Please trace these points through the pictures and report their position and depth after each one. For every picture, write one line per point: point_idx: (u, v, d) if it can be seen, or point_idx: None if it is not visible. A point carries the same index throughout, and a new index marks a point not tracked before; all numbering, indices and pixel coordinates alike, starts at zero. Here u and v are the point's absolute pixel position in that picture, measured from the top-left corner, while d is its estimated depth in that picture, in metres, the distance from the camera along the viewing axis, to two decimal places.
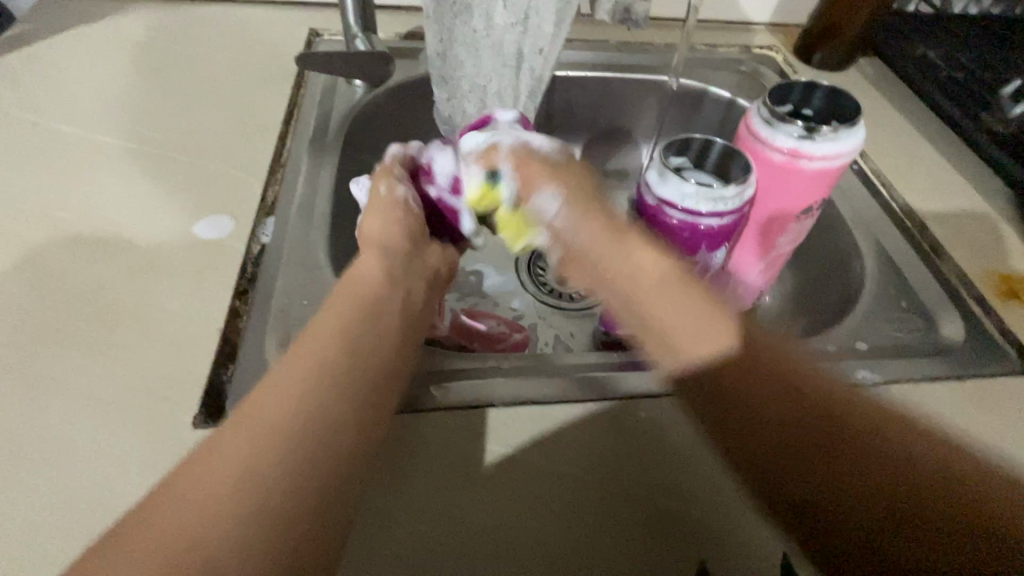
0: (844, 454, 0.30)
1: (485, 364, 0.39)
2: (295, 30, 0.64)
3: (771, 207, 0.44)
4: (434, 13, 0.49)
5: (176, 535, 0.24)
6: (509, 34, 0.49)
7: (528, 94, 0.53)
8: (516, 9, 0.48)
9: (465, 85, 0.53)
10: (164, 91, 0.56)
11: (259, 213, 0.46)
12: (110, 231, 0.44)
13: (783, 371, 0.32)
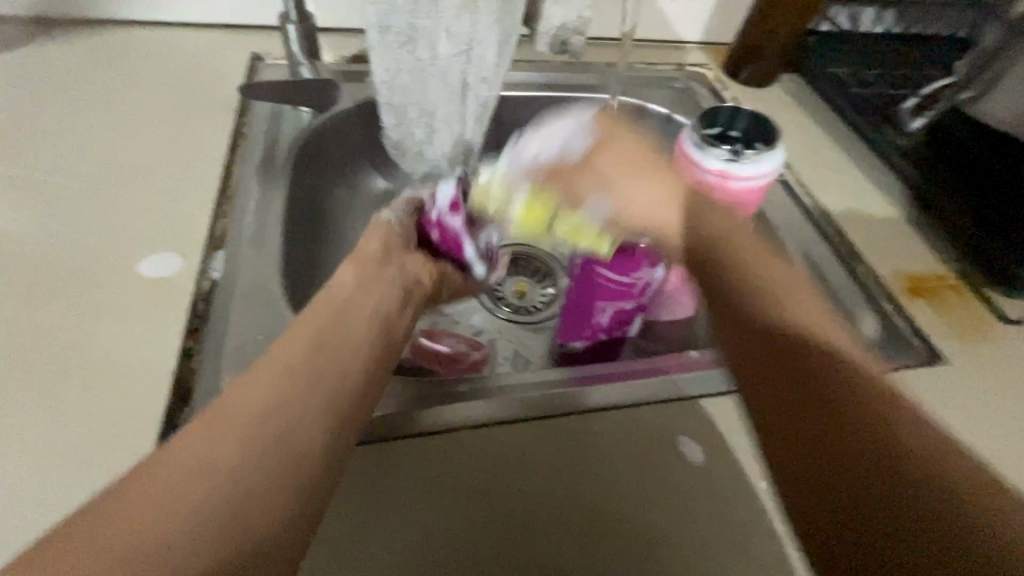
0: (843, 375, 0.30)
1: (460, 387, 0.42)
2: (237, 54, 0.62)
3: None
4: (379, 43, 0.49)
5: (137, 521, 0.24)
6: (454, 64, 0.50)
7: (475, 121, 0.54)
8: (460, 40, 0.49)
9: (413, 112, 0.53)
10: (96, 119, 0.54)
11: (207, 246, 0.45)
12: (46, 270, 0.42)
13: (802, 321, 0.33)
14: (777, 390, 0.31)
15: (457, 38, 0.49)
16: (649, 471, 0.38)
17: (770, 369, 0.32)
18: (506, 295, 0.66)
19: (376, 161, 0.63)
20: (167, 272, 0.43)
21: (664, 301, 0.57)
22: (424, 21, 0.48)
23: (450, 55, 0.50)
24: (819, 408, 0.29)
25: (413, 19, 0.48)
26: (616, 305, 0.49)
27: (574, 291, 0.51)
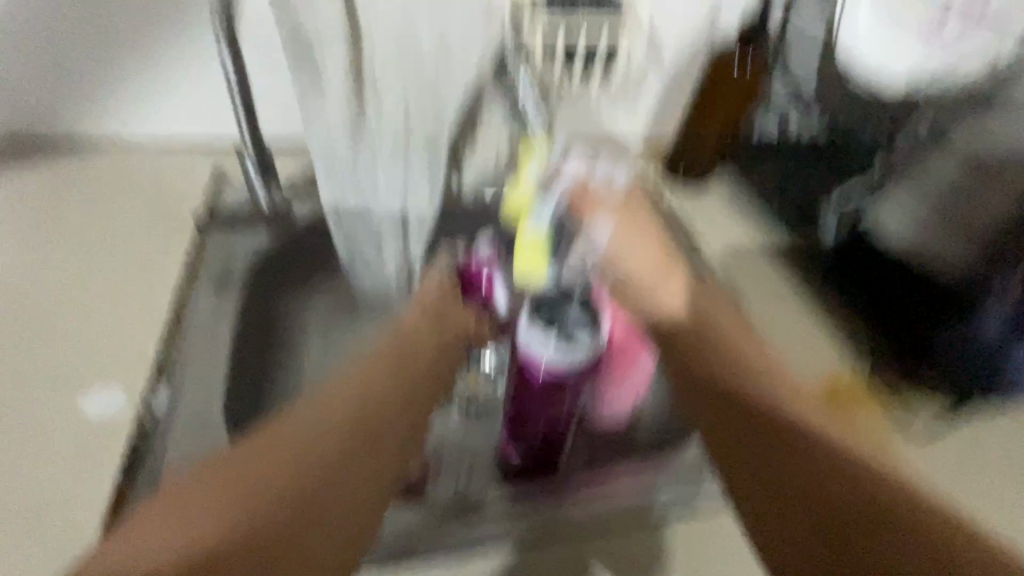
0: (777, 415, 0.40)
1: (424, 515, 0.48)
2: (200, 162, 0.65)
3: (619, 351, 0.50)
4: (324, 173, 0.49)
5: (208, 512, 0.33)
6: (394, 194, 0.51)
7: (419, 242, 0.54)
8: (399, 168, 0.49)
9: (361, 231, 0.53)
10: (65, 245, 0.58)
11: (153, 384, 0.49)
12: (13, 412, 0.47)
13: (733, 369, 0.44)
14: (747, 455, 0.39)
15: (394, 175, 0.49)
16: None
17: (737, 422, 0.41)
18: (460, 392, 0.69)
19: (331, 267, 0.66)
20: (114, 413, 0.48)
21: (599, 401, 0.58)
22: (362, 163, 0.48)
23: (389, 189, 0.50)
24: (773, 453, 0.39)
25: (351, 161, 0.48)
26: (546, 414, 0.51)
27: (510, 401, 0.52)
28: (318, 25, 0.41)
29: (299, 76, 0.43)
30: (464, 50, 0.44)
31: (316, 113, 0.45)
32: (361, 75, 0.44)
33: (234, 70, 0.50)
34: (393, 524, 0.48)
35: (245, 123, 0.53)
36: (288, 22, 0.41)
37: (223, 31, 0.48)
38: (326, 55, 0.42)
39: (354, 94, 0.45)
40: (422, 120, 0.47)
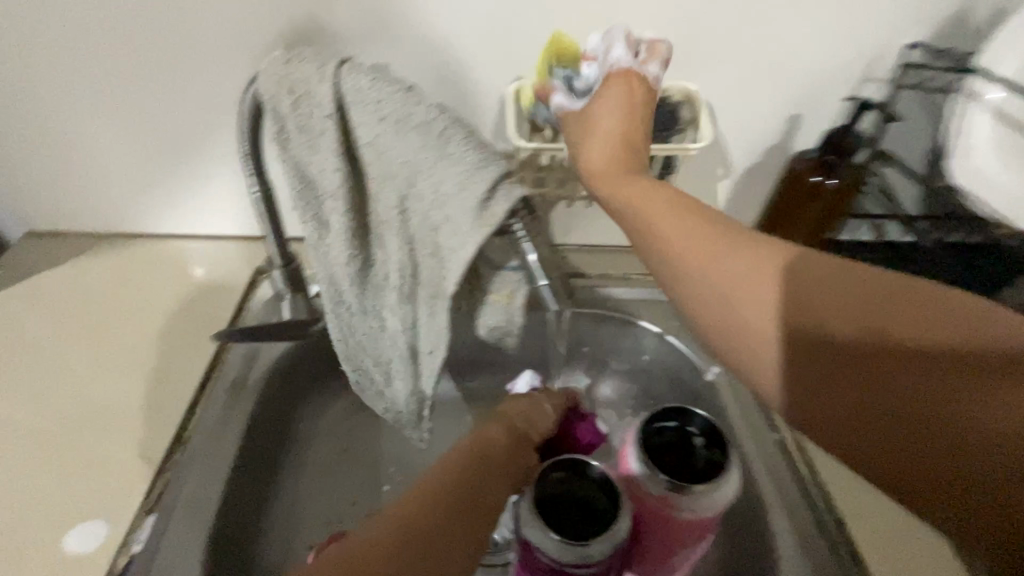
0: (874, 362, 0.32)
1: None
2: (244, 271, 0.69)
3: (650, 540, 0.43)
4: (332, 312, 0.46)
5: None
6: (401, 335, 0.44)
7: (429, 389, 0.46)
8: (400, 315, 0.43)
9: (370, 365, 0.49)
10: (105, 347, 0.61)
11: (140, 511, 0.47)
12: (11, 525, 0.47)
13: (817, 316, 0.34)
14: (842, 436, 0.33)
15: (401, 317, 0.44)
16: None
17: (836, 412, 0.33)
18: None
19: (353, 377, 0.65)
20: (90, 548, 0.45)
21: None
22: (372, 297, 0.44)
23: (397, 329, 0.44)
24: (877, 417, 0.32)
25: (358, 297, 0.44)
26: None
27: None
28: (320, 173, 0.38)
29: (304, 226, 0.40)
30: (463, 230, 0.34)
31: (322, 254, 0.41)
32: (368, 219, 0.41)
33: (258, 197, 0.49)
34: None
35: (272, 242, 0.53)
36: (291, 172, 0.38)
37: (251, 164, 0.47)
38: (327, 204, 0.39)
39: (362, 234, 0.41)
40: (425, 272, 0.40)
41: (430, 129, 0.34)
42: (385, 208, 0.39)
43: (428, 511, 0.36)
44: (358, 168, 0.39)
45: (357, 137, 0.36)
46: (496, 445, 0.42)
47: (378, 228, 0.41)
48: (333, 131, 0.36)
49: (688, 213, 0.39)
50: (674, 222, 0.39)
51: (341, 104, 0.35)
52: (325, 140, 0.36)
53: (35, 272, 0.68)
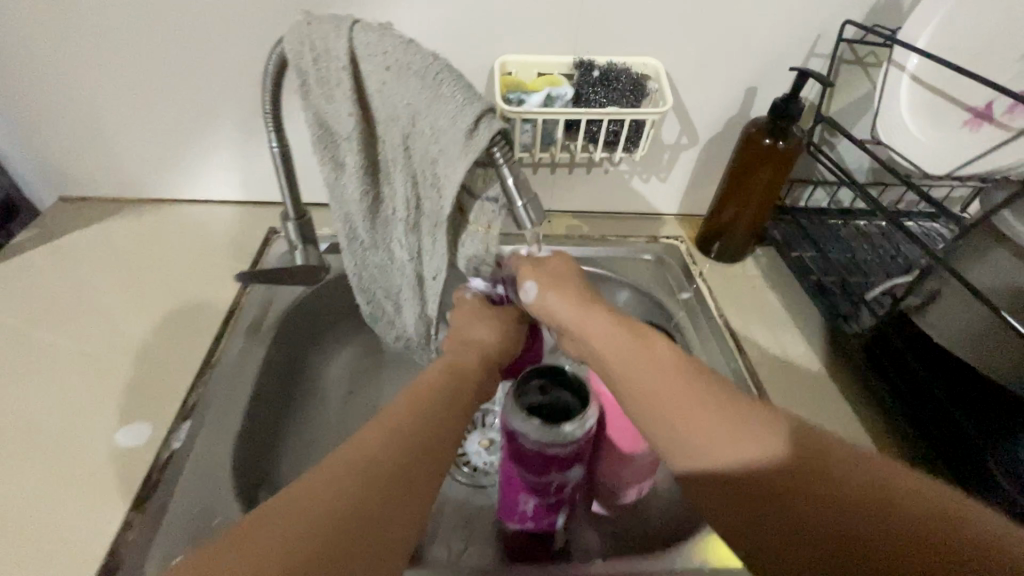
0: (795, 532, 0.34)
1: None
2: (259, 234, 0.78)
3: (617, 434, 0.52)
4: (347, 246, 0.55)
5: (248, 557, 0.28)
6: (407, 264, 0.53)
7: (433, 312, 0.55)
8: (408, 246, 0.52)
9: (382, 293, 0.59)
10: (135, 293, 0.68)
11: (177, 417, 0.54)
12: (58, 429, 0.53)
13: (777, 510, 0.34)
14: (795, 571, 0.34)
15: (408, 247, 0.52)
16: None
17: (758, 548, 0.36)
18: (468, 456, 0.69)
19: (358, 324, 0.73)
20: (138, 443, 0.52)
21: (603, 490, 0.59)
22: (381, 232, 0.53)
23: (405, 258, 0.53)
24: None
25: (370, 231, 0.53)
26: (535, 496, 0.52)
27: (505, 483, 0.53)
28: (336, 119, 0.46)
29: (323, 166, 0.49)
30: (453, 155, 0.41)
31: (338, 191, 0.50)
32: (377, 160, 0.49)
33: (277, 151, 0.57)
34: None
35: (289, 194, 0.61)
36: (312, 119, 0.46)
37: (271, 121, 0.54)
38: (344, 147, 0.47)
39: (371, 176, 0.50)
40: (425, 205, 0.48)
41: (425, 73, 0.41)
42: (391, 147, 0.47)
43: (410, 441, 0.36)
44: (369, 116, 0.46)
45: (366, 83, 0.44)
46: (468, 371, 0.46)
47: (386, 167, 0.49)
48: (348, 79, 0.43)
49: (628, 330, 0.44)
50: (613, 337, 0.44)
51: (353, 56, 0.43)
52: (341, 87, 0.44)
53: (70, 231, 0.76)
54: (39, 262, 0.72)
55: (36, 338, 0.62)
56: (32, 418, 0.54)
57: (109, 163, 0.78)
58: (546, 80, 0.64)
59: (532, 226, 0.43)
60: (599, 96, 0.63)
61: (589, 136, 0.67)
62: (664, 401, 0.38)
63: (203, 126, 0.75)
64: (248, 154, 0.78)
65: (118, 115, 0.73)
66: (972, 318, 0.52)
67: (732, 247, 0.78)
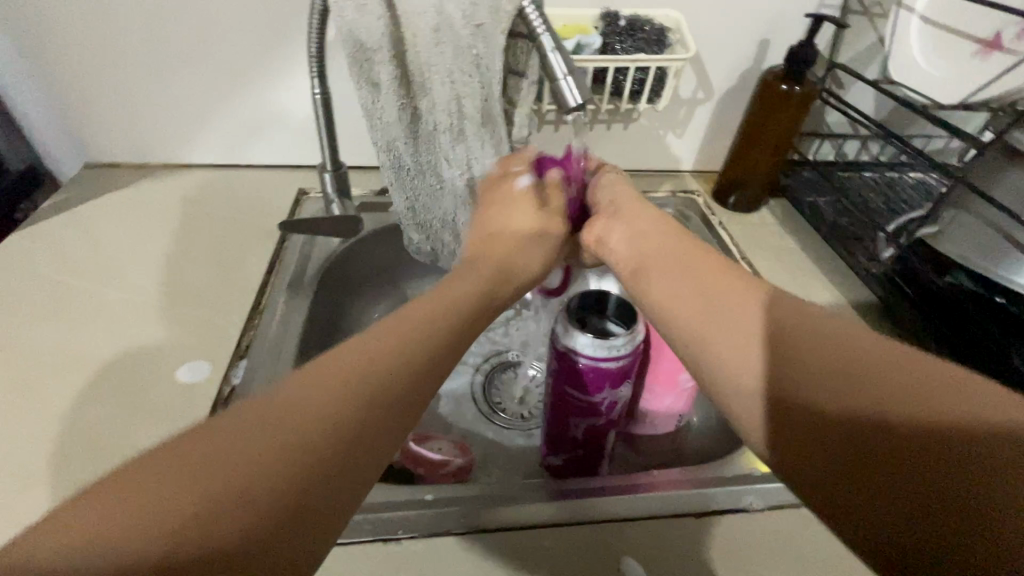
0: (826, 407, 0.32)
1: (413, 497, 0.46)
2: (287, 194, 0.80)
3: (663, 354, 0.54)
4: (391, 152, 0.57)
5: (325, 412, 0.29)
6: (447, 143, 0.57)
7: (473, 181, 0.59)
8: (446, 109, 0.54)
9: (431, 179, 0.60)
10: (169, 249, 0.69)
11: (234, 357, 0.56)
12: (116, 373, 0.55)
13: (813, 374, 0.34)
14: (821, 449, 0.32)
15: (456, 162, 0.58)
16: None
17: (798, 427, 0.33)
18: (504, 400, 0.71)
19: (387, 266, 0.77)
20: (199, 379, 0.54)
21: (643, 419, 0.61)
22: (426, 141, 0.57)
23: (445, 142, 0.57)
24: (851, 454, 0.31)
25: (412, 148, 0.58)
26: (586, 420, 0.53)
27: (552, 409, 0.55)
28: (369, 39, 0.50)
29: (361, 83, 0.53)
30: (489, 28, 0.48)
31: (376, 112, 0.55)
32: (408, 69, 0.53)
33: (320, 98, 0.58)
34: (398, 492, 0.46)
35: (328, 145, 0.62)
36: (347, 37, 0.49)
37: (316, 64, 0.56)
38: (377, 67, 0.51)
39: (406, 92, 0.54)
40: (477, 84, 0.52)
41: None
42: (424, 49, 0.50)
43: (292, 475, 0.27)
44: (396, 30, 0.50)
45: (401, 23, 0.50)
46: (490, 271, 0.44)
47: (418, 77, 0.53)
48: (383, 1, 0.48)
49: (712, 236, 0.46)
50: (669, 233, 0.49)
51: None
52: (380, 45, 0.50)
53: (95, 194, 0.77)
54: (66, 222, 0.73)
55: (75, 290, 0.64)
56: (97, 366, 0.56)
57: (134, 129, 0.78)
58: (576, 29, 0.66)
59: (576, 104, 0.47)
60: (626, 45, 0.66)
61: (615, 87, 0.69)
62: (737, 287, 0.40)
63: (227, 87, 0.75)
64: (276, 119, 0.79)
65: (143, 81, 0.73)
66: (984, 232, 0.56)
67: (747, 197, 0.81)
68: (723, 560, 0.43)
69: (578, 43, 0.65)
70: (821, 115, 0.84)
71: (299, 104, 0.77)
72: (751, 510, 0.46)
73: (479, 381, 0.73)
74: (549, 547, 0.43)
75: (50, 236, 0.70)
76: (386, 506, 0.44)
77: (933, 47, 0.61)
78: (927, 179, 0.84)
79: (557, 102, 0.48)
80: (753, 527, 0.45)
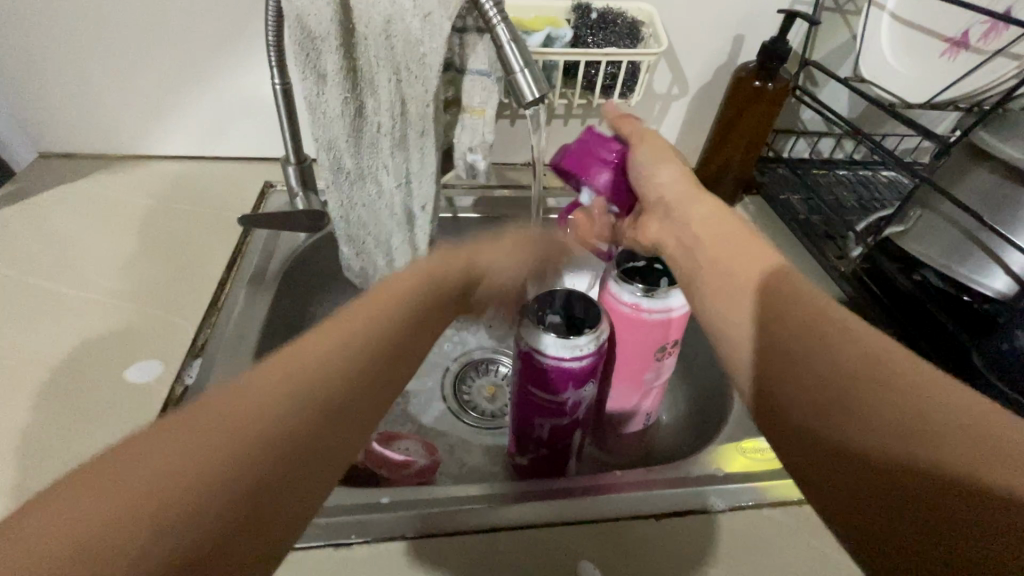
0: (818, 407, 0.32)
1: (368, 500, 0.45)
2: (253, 187, 0.77)
3: (630, 354, 0.54)
4: (328, 154, 0.56)
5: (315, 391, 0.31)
6: (386, 150, 0.55)
7: (415, 190, 0.58)
8: (392, 110, 0.53)
9: (370, 185, 0.58)
10: (125, 243, 0.67)
11: (188, 355, 0.55)
12: (62, 372, 0.53)
13: (811, 373, 0.33)
14: (816, 447, 0.31)
15: (395, 172, 0.57)
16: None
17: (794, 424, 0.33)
18: (474, 399, 0.70)
19: None
20: (149, 378, 0.53)
21: (611, 419, 0.61)
22: (366, 146, 0.56)
23: (387, 149, 0.55)
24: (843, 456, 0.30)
25: (354, 151, 0.56)
26: (551, 420, 0.52)
27: (518, 409, 0.54)
28: (319, 28, 0.48)
29: (308, 73, 0.51)
30: (437, 24, 0.47)
31: (320, 108, 0.53)
32: (357, 64, 0.51)
33: (280, 89, 0.56)
34: (353, 495, 0.45)
35: (290, 138, 0.60)
36: (295, 24, 0.47)
37: (274, 53, 0.54)
38: (326, 57, 0.50)
39: (353, 90, 0.53)
40: (421, 86, 0.50)
41: None
42: (373, 46, 0.49)
43: (258, 450, 0.27)
44: (355, 19, 0.48)
45: (352, 15, 0.48)
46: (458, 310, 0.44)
47: (367, 75, 0.52)
48: None
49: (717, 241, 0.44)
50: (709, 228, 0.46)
51: None
52: (327, 34, 0.48)
53: (49, 185, 0.74)
54: (15, 214, 0.70)
55: (22, 285, 0.61)
56: (42, 364, 0.53)
57: (90, 118, 0.75)
58: (547, 22, 0.65)
59: (533, 99, 0.46)
60: (598, 39, 0.64)
61: (587, 81, 0.68)
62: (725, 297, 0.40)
63: (188, 76, 0.72)
64: (240, 109, 0.76)
65: (98, 67, 0.70)
66: (951, 232, 0.56)
67: (720, 196, 0.81)
68: (682, 562, 0.43)
69: (549, 36, 0.63)
70: (795, 113, 0.84)
71: (263, 95, 0.75)
72: (713, 512, 0.46)
73: (449, 380, 0.72)
74: (506, 553, 0.42)
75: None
76: (340, 510, 0.43)
77: (904, 45, 0.62)
78: (899, 178, 0.84)
79: (515, 95, 0.47)
80: (716, 529, 0.45)
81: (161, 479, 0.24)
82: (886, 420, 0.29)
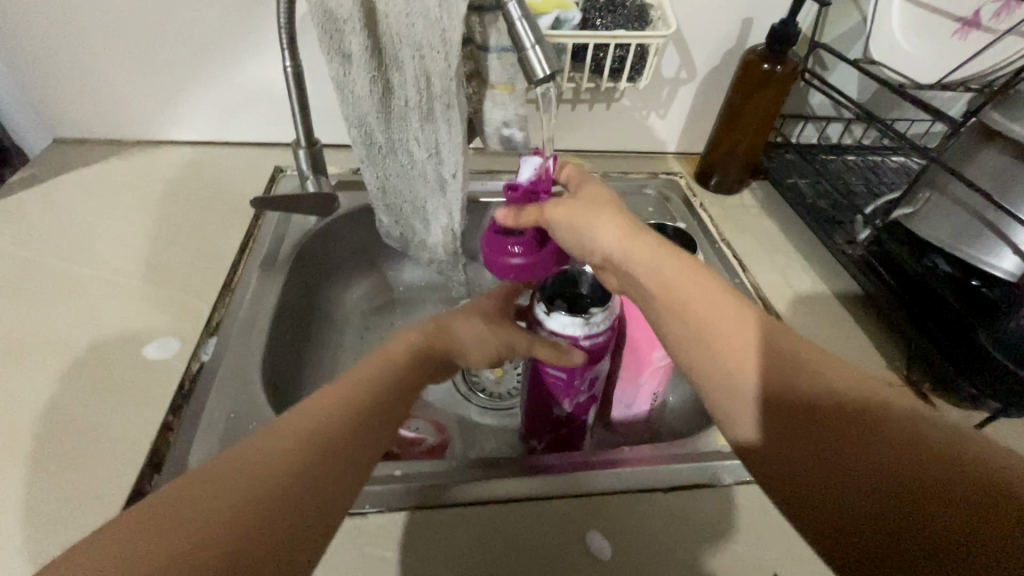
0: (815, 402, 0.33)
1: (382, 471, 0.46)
2: (264, 171, 0.78)
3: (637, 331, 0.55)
4: (361, 134, 0.57)
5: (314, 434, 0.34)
6: (416, 123, 0.56)
7: (448, 162, 0.58)
8: (418, 85, 0.53)
9: (404, 160, 0.59)
10: (140, 225, 0.68)
11: (203, 333, 0.56)
12: (82, 348, 0.54)
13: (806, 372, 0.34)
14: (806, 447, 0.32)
15: (426, 143, 0.57)
16: (514, 549, 0.42)
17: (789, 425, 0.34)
18: (484, 380, 0.71)
19: (365, 245, 0.77)
20: (167, 354, 0.54)
21: (618, 398, 0.61)
22: (396, 122, 0.57)
23: (417, 124, 0.56)
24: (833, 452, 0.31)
25: (385, 128, 0.57)
26: (563, 398, 0.53)
27: (530, 389, 0.54)
28: (338, 10, 0.49)
29: (331, 55, 0.52)
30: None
31: (347, 88, 0.54)
32: (381, 41, 0.51)
33: (291, 71, 0.56)
34: None
35: (302, 121, 0.61)
36: (316, 7, 0.48)
37: (286, 36, 0.54)
38: (347, 38, 0.50)
39: (378, 68, 0.53)
40: (444, 59, 0.50)
41: None
42: (393, 23, 0.49)
43: (261, 490, 0.30)
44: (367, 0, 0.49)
45: None
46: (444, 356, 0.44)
47: (391, 51, 0.52)
48: None
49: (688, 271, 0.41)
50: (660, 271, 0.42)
51: None
52: (350, 16, 0.49)
53: (64, 169, 0.75)
54: (32, 197, 0.71)
55: (40, 265, 0.62)
56: (63, 341, 0.55)
57: (103, 104, 0.76)
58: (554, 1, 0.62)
59: (543, 75, 0.46)
60: (607, 21, 0.64)
61: (596, 64, 0.68)
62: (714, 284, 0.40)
63: (199, 61, 0.73)
64: (250, 94, 0.77)
65: (110, 53, 0.71)
66: (958, 214, 0.56)
67: (729, 179, 0.81)
68: (688, 532, 0.44)
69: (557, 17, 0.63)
70: (804, 97, 0.84)
71: (273, 79, 0.76)
72: (719, 485, 0.47)
73: None
74: (517, 523, 0.43)
75: (16, 210, 0.69)
76: None
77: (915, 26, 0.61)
78: (908, 162, 0.84)
79: (526, 73, 0.47)
80: (722, 501, 0.46)
81: (183, 522, 0.28)
82: (876, 419, 0.31)
